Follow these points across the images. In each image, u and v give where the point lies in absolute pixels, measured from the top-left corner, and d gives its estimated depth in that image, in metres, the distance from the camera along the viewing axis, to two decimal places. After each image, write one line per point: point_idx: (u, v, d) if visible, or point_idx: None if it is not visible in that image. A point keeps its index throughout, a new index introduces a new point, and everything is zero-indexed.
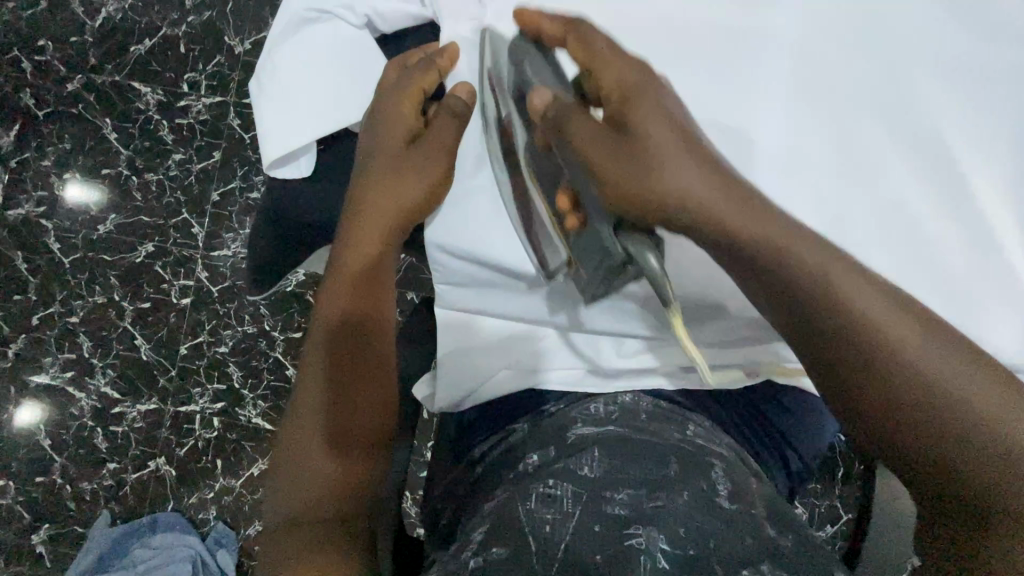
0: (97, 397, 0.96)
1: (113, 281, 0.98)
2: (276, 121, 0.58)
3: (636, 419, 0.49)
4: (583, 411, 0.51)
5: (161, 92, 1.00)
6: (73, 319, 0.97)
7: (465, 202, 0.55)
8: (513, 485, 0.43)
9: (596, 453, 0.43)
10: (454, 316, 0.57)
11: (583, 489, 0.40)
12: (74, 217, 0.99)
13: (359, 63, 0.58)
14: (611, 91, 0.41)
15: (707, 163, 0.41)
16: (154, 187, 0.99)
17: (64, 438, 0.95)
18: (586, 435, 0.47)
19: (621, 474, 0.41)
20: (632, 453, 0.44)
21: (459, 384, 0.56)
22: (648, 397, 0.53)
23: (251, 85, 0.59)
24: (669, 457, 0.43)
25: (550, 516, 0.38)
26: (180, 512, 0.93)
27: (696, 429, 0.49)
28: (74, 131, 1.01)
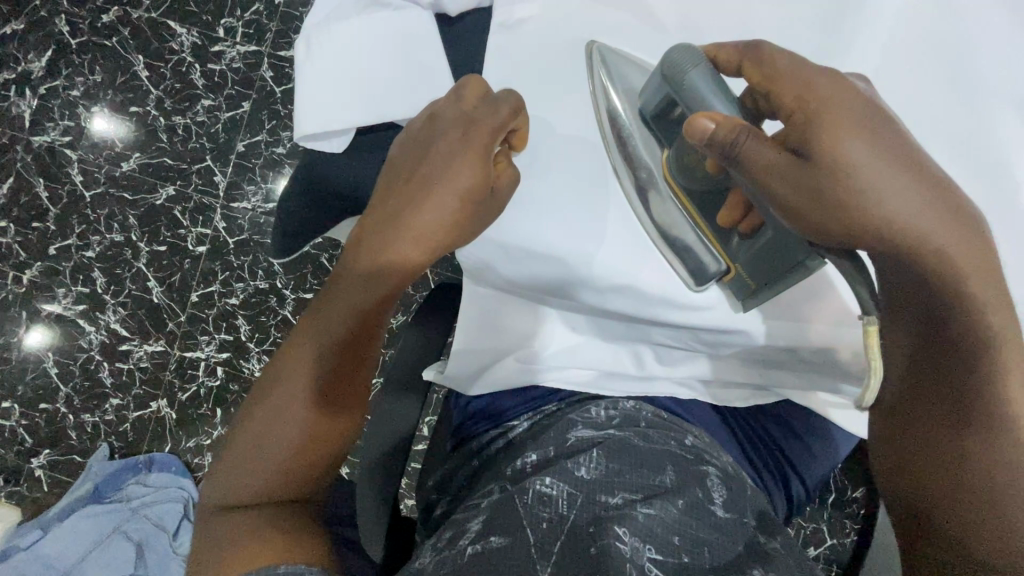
0: (106, 332, 0.97)
1: (132, 220, 0.98)
2: (325, 97, 0.54)
3: (637, 425, 0.48)
4: (583, 413, 0.49)
5: (196, 34, 0.99)
6: (89, 253, 0.98)
7: None
8: (507, 483, 0.43)
9: (595, 455, 0.42)
10: (472, 302, 0.54)
11: (579, 490, 0.39)
12: (99, 151, 0.99)
13: (414, 50, 0.54)
14: (821, 149, 0.36)
15: (923, 182, 0.37)
16: (180, 131, 0.98)
17: (70, 368, 0.97)
18: (586, 438, 0.46)
19: (618, 477, 0.41)
20: (632, 458, 0.43)
21: (468, 369, 0.55)
22: (649, 406, 0.52)
23: (303, 54, 0.55)
24: (666, 464, 0.43)
25: (547, 516, 0.38)
26: (176, 455, 0.95)
27: (694, 439, 0.48)
28: (106, 63, 1.00)
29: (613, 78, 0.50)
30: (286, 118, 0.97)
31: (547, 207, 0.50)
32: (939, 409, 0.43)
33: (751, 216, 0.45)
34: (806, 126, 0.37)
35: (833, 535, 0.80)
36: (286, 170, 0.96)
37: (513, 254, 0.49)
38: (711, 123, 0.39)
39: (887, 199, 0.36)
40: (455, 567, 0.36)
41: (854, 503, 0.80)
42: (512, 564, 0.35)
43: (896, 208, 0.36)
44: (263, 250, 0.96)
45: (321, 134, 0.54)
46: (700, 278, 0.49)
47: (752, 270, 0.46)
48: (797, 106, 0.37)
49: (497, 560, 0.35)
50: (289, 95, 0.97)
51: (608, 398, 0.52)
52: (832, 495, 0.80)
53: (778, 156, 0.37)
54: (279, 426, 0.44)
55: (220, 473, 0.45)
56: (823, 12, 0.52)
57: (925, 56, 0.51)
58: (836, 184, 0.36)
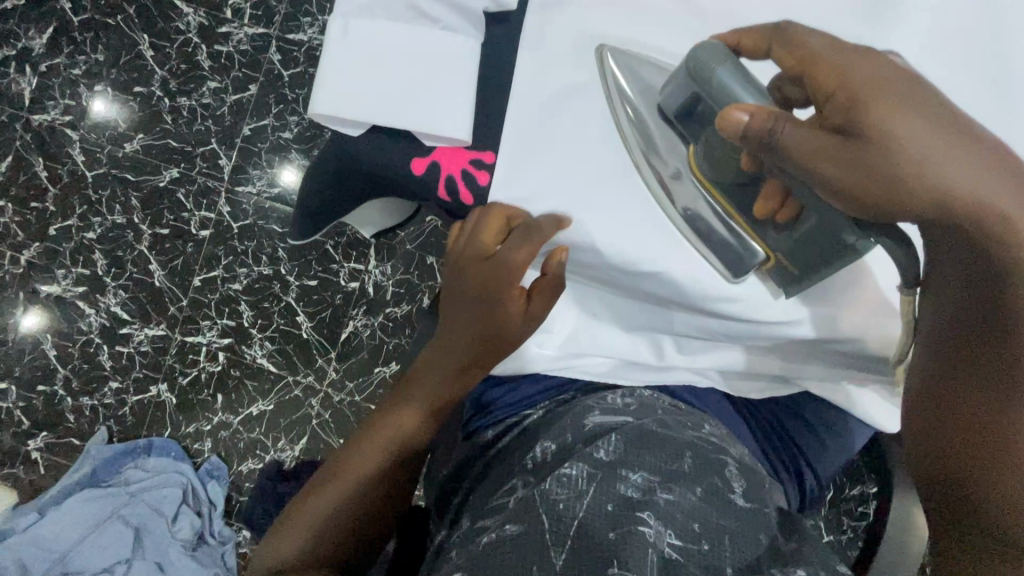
0: (106, 314, 0.96)
1: (134, 203, 0.97)
2: (347, 81, 0.48)
3: (655, 413, 0.48)
4: (599, 400, 0.50)
5: (203, 14, 0.97)
6: (90, 234, 0.97)
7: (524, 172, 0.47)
8: (529, 476, 0.42)
9: (613, 438, 0.43)
10: None
11: (598, 469, 0.40)
12: (101, 131, 0.97)
13: (450, 38, 0.48)
14: (862, 121, 0.34)
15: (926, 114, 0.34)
16: (185, 113, 0.97)
17: (69, 351, 0.96)
18: (603, 423, 0.46)
19: (636, 458, 0.41)
20: (651, 442, 0.43)
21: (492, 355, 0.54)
22: (665, 395, 0.52)
23: (336, 37, 0.48)
24: (684, 450, 0.42)
25: (564, 495, 0.38)
26: (177, 440, 0.94)
27: (711, 428, 0.48)
28: (110, 42, 0.98)
29: (628, 78, 0.47)
30: (294, 103, 0.96)
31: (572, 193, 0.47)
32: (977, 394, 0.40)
33: (788, 207, 0.42)
34: (845, 111, 0.35)
35: (830, 531, 0.81)
36: (293, 155, 0.95)
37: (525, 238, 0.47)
38: (744, 116, 0.37)
39: (939, 165, 0.33)
40: (473, 559, 0.35)
41: (851, 500, 0.81)
42: (527, 549, 0.35)
43: (960, 178, 0.33)
44: (268, 235, 0.95)
45: (360, 127, 0.49)
46: (735, 268, 0.46)
47: (796, 255, 0.44)
48: (839, 92, 0.36)
49: (514, 545, 0.35)
50: (297, 79, 0.95)
51: (623, 388, 0.52)
52: (833, 492, 0.81)
53: (829, 144, 0.35)
54: (356, 465, 0.48)
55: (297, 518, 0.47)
56: (848, 18, 0.47)
57: (969, 73, 0.47)
58: (891, 163, 0.34)
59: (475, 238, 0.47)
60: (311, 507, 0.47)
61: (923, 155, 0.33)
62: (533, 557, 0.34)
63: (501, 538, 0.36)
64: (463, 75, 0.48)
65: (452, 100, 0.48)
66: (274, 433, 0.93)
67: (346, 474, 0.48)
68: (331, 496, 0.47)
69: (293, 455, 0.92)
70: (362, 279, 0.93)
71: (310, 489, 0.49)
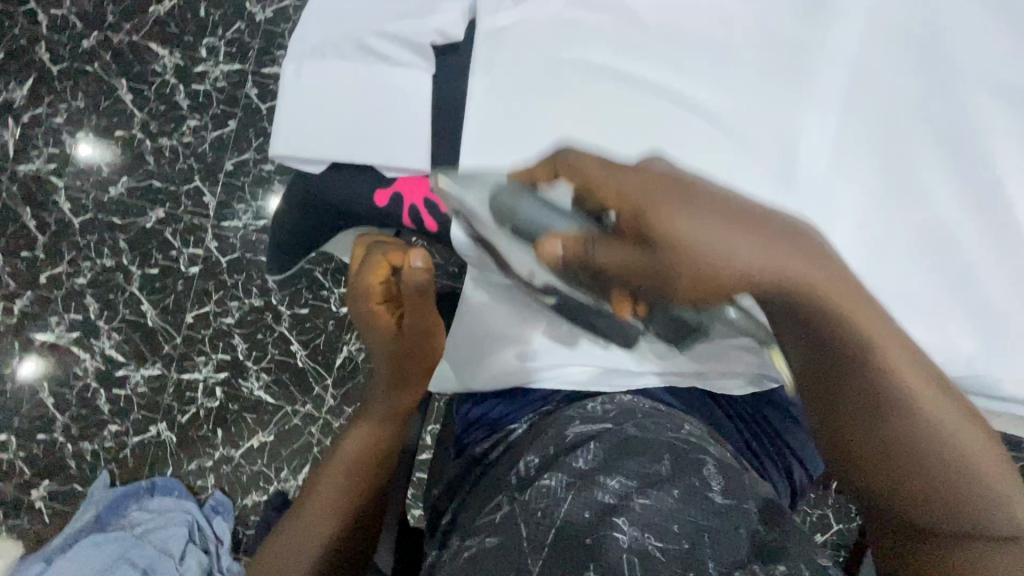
0: (101, 358, 0.96)
1: (122, 245, 0.97)
2: (303, 122, 0.51)
3: (636, 417, 0.48)
4: (580, 409, 0.49)
5: (178, 55, 0.98)
6: (81, 279, 0.97)
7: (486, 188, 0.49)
8: (514, 490, 0.43)
9: (591, 447, 0.43)
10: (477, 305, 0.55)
11: (577, 477, 0.41)
12: (85, 176, 0.98)
13: (400, 71, 0.49)
14: (648, 167, 0.35)
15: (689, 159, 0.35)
16: (167, 153, 0.98)
17: (67, 397, 0.96)
18: (583, 432, 0.46)
19: (615, 465, 0.41)
20: (628, 448, 0.43)
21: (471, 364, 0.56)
22: (647, 399, 0.51)
23: (292, 79, 0.51)
24: (662, 453, 0.42)
25: (544, 505, 0.39)
26: (179, 478, 0.94)
27: (694, 427, 0.48)
28: (89, 88, 0.99)
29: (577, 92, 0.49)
30: None
31: None
32: (846, 426, 0.38)
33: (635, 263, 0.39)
34: (624, 164, 0.36)
35: (839, 520, 0.81)
36: (276, 187, 0.96)
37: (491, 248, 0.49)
38: (537, 171, 0.38)
39: (725, 192, 0.34)
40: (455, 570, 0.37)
41: None
42: (508, 559, 0.36)
43: (747, 200, 0.34)
44: (256, 267, 0.96)
45: (321, 165, 0.51)
46: (632, 307, 0.46)
47: (685, 265, 0.43)
48: (605, 145, 0.36)
49: (495, 554, 0.37)
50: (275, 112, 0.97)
51: (606, 394, 0.52)
52: None
53: (629, 186, 0.35)
54: (331, 483, 0.57)
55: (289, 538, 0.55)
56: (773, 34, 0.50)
57: (904, 52, 0.49)
58: (677, 202, 0.33)
59: (362, 275, 0.56)
60: (302, 528, 0.55)
61: (718, 190, 0.34)
62: (513, 563, 0.36)
63: (482, 551, 0.38)
64: (417, 105, 0.50)
65: (407, 130, 0.50)
66: (276, 464, 0.93)
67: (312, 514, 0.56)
68: (319, 519, 0.56)
69: (297, 485, 0.92)
70: None
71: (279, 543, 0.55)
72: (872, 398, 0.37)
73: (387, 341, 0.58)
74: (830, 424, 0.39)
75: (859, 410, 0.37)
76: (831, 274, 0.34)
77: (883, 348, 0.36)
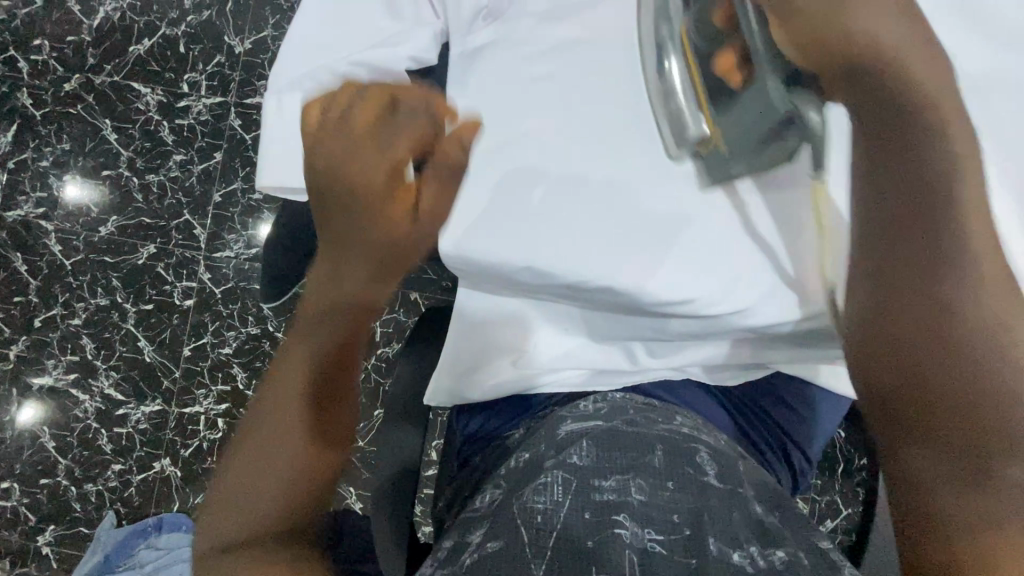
0: (101, 398, 0.96)
1: (115, 283, 0.98)
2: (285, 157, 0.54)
3: (626, 414, 0.49)
4: (571, 408, 0.51)
5: (161, 92, 1.00)
6: (76, 321, 0.97)
7: (470, 200, 0.50)
8: (507, 489, 0.43)
9: (583, 444, 0.44)
10: (471, 316, 0.56)
11: (573, 475, 0.41)
12: (75, 218, 0.99)
13: None
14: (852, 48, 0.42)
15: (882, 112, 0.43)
16: (155, 189, 0.98)
17: (68, 440, 0.96)
18: (574, 431, 0.47)
19: (609, 462, 0.42)
20: (619, 444, 0.44)
21: (468, 374, 0.56)
22: (639, 395, 0.53)
23: (274, 119, 0.55)
24: (655, 446, 0.44)
25: (542, 505, 0.39)
26: (186, 513, 0.94)
27: (685, 420, 0.50)
28: (74, 130, 1.00)
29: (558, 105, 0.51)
30: None
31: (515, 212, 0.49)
32: (929, 349, 0.40)
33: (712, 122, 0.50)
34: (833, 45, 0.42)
35: (847, 505, 0.81)
36: (266, 215, 0.97)
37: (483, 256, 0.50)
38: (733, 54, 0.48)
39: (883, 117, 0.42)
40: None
41: (861, 470, 0.81)
42: (511, 565, 0.35)
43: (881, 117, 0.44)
44: (251, 295, 0.96)
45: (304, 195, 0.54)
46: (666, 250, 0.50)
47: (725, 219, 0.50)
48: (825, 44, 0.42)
49: (496, 559, 0.36)
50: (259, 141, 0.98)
51: (597, 393, 0.53)
52: (842, 465, 0.81)
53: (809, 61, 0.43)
54: (264, 422, 0.42)
55: (213, 515, 0.41)
56: None
57: None
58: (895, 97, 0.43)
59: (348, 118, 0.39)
60: (244, 481, 0.40)
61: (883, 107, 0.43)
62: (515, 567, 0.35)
63: (479, 556, 0.36)
64: None
65: None
66: None
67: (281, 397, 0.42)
68: (265, 482, 0.40)
69: None
70: None
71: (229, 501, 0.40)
72: (940, 362, 0.40)
73: (353, 230, 0.42)
74: (894, 372, 0.42)
75: (945, 358, 0.40)
76: (911, 209, 0.43)
77: (964, 290, 0.41)
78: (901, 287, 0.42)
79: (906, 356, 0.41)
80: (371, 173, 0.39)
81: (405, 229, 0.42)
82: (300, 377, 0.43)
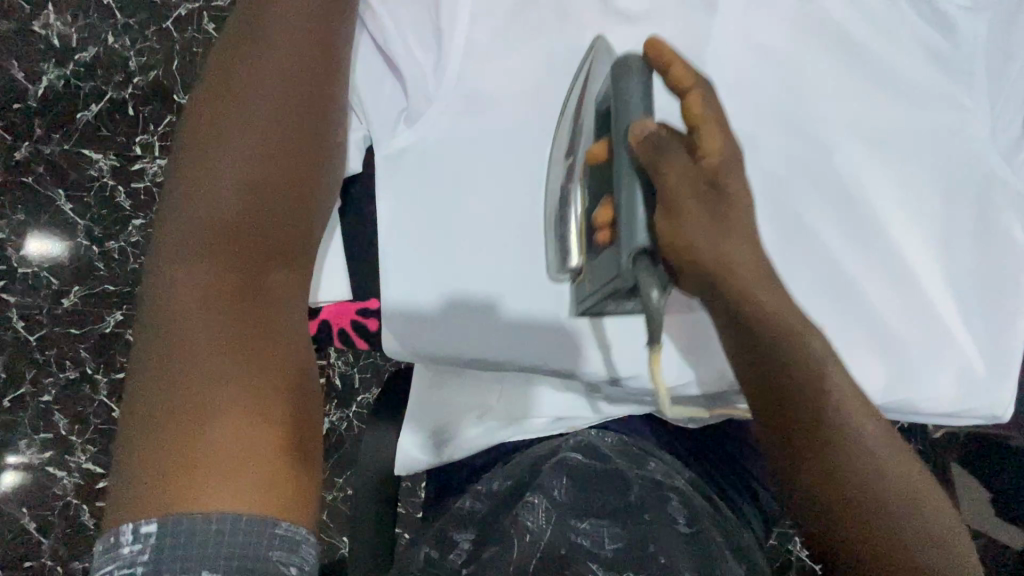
0: (79, 473, 0.94)
1: (84, 354, 0.96)
2: None
3: (599, 452, 0.62)
4: (554, 445, 0.64)
5: (114, 156, 0.98)
6: (46, 397, 0.95)
7: (429, 299, 0.64)
8: (495, 518, 0.54)
9: (566, 482, 0.56)
10: (434, 388, 0.69)
11: (555, 505, 0.53)
12: (34, 291, 0.97)
13: None
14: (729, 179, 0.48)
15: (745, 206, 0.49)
16: (117, 255, 0.97)
17: (49, 520, 0.93)
18: (555, 464, 0.60)
19: (587, 502, 0.54)
20: (595, 488, 0.56)
21: (446, 438, 0.68)
22: (612, 433, 0.66)
23: None
24: (629, 491, 0.56)
25: (530, 523, 0.51)
26: None
27: (656, 464, 0.62)
28: (25, 202, 0.98)
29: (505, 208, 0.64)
30: None
31: (470, 305, 0.64)
32: (807, 422, 0.49)
33: (604, 231, 0.53)
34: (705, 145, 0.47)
35: None
36: None
37: (445, 341, 0.64)
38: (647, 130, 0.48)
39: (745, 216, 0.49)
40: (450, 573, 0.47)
41: None
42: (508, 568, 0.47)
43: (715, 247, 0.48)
44: None
45: None
46: (560, 266, 0.61)
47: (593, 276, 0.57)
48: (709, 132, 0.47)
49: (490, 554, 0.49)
50: None
51: (573, 429, 0.67)
52: None
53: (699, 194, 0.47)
54: (195, 314, 0.47)
55: (171, 431, 0.43)
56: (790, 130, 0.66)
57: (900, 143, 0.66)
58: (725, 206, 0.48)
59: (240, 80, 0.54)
60: (194, 387, 0.44)
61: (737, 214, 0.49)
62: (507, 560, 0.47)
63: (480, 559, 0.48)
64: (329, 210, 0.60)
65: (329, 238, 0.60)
66: None
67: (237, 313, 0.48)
68: (209, 371, 0.45)
69: None
70: (326, 373, 0.93)
71: (189, 421, 0.43)
72: (817, 439, 0.49)
73: (263, 135, 0.53)
74: (798, 456, 0.49)
75: (811, 432, 0.49)
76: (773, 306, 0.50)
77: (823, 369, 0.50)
78: (795, 385, 0.50)
79: (803, 425, 0.49)
80: (280, 106, 0.54)
81: (310, 140, 0.55)
82: (227, 284, 0.48)
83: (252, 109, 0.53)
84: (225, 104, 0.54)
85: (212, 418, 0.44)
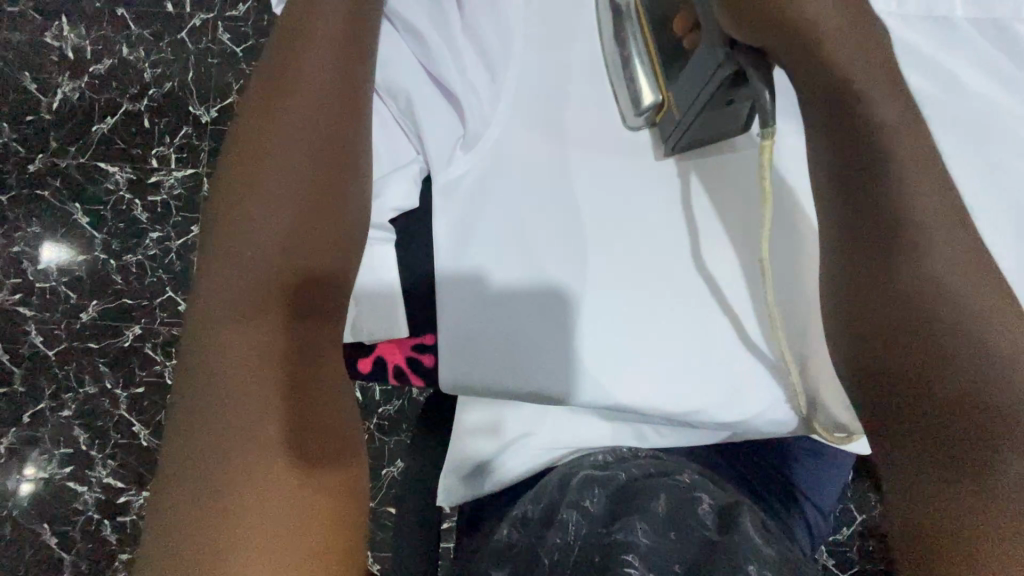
0: (100, 488, 0.94)
1: (103, 369, 0.95)
2: None
3: (637, 464, 0.59)
4: (591, 459, 0.61)
5: (130, 169, 0.98)
6: (66, 412, 0.95)
7: (464, 322, 0.60)
8: (529, 539, 0.52)
9: (595, 492, 0.54)
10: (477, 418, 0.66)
11: (583, 519, 0.51)
12: (52, 305, 0.96)
13: None
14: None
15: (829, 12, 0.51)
16: (134, 268, 0.96)
17: (69, 534, 0.93)
18: (585, 479, 0.57)
19: (616, 511, 0.51)
20: (624, 497, 0.53)
21: (484, 468, 0.65)
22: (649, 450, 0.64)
23: None
24: (658, 495, 0.52)
25: (558, 541, 0.49)
26: None
27: (690, 474, 0.58)
28: (41, 215, 0.97)
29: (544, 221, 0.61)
30: None
31: (505, 330, 0.60)
32: (917, 341, 0.43)
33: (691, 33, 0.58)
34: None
35: None
36: None
37: (479, 372, 0.60)
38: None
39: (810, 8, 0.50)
40: None
41: None
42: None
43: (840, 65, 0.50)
44: None
45: None
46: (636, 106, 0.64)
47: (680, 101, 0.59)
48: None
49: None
50: None
51: (607, 448, 0.63)
52: None
53: None
54: (225, 334, 0.48)
55: (201, 445, 0.45)
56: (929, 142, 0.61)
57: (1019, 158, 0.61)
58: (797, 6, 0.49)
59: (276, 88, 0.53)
60: (227, 409, 0.45)
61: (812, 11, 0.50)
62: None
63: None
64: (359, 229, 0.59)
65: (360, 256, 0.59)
66: None
67: (262, 388, 0.46)
68: (241, 394, 0.46)
69: None
70: None
71: (212, 444, 0.45)
72: (929, 372, 0.43)
73: (292, 150, 0.51)
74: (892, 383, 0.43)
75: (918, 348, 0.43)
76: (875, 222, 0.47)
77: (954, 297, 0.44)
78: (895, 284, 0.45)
79: (912, 347, 0.43)
80: (315, 118, 0.52)
81: (342, 152, 0.53)
82: (263, 301, 0.49)
83: (286, 119, 0.52)
84: (258, 110, 0.53)
85: (236, 448, 0.45)
